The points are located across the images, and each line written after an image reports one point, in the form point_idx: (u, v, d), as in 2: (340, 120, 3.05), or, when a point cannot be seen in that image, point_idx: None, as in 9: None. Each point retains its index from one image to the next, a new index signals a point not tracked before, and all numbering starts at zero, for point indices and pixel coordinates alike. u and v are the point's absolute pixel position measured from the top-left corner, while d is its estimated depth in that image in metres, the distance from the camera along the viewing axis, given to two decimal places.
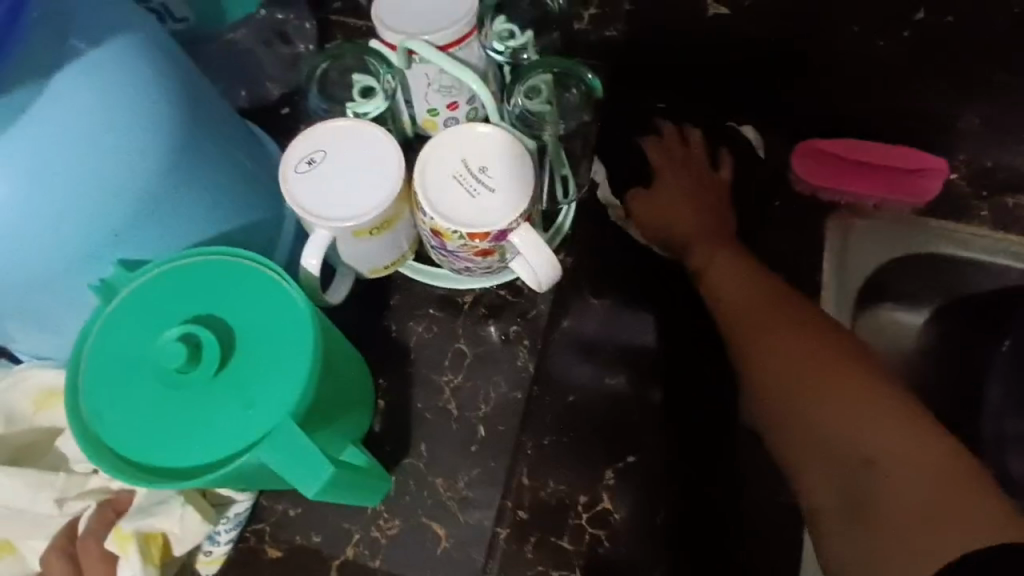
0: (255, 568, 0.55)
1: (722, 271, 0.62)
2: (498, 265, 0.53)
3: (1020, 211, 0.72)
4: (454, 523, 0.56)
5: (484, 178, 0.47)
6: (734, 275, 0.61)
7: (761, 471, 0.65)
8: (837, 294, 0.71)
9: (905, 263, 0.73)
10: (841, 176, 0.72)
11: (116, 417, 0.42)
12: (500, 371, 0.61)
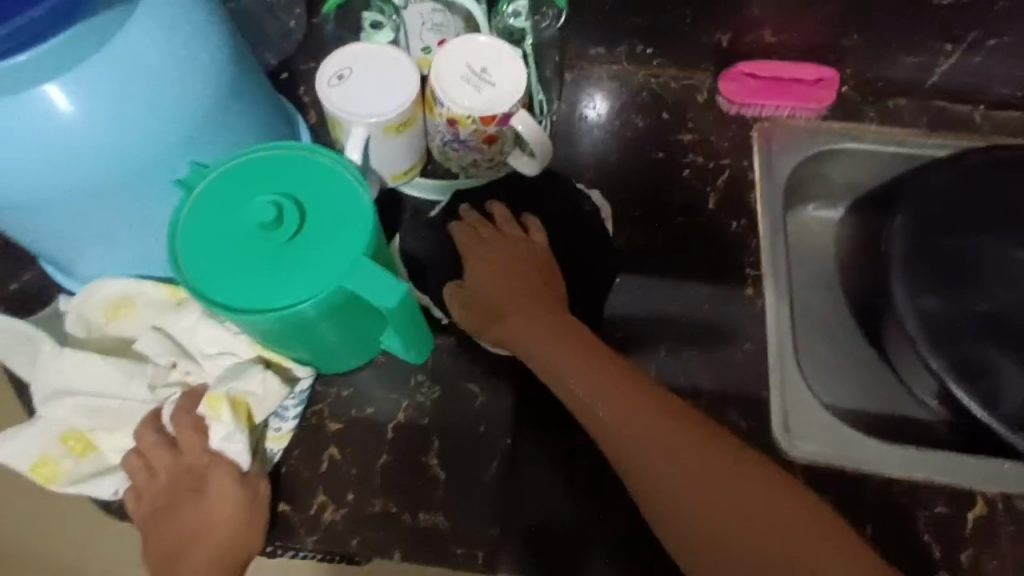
0: (320, 439, 0.62)
1: (498, 305, 0.63)
2: (499, 157, 0.64)
3: (901, 109, 0.89)
4: (487, 384, 0.65)
5: (486, 76, 0.58)
6: (482, 267, 0.64)
7: (730, 331, 0.78)
8: (766, 191, 0.86)
9: (817, 161, 0.90)
10: (757, 96, 0.88)
11: (212, 271, 0.50)
12: None
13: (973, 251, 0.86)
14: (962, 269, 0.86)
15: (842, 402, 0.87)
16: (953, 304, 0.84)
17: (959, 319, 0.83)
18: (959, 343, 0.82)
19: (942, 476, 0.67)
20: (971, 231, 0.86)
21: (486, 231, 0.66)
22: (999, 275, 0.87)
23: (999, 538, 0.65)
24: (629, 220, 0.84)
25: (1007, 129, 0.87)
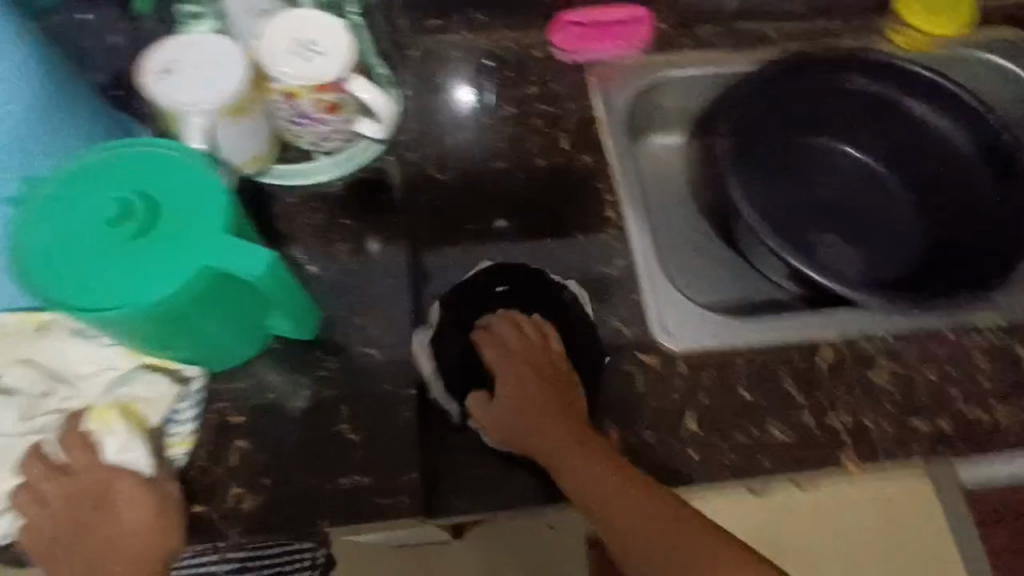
0: (226, 434, 0.62)
1: (518, 402, 0.65)
2: (348, 126, 0.67)
3: (710, 34, 1.00)
4: (383, 345, 0.67)
5: (314, 46, 0.60)
6: (512, 381, 0.66)
7: (602, 253, 0.83)
8: (608, 125, 0.94)
9: (650, 91, 0.99)
10: (585, 42, 0.97)
11: (67, 275, 0.49)
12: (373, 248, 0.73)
13: (788, 147, 1.02)
14: (782, 165, 1.02)
15: (715, 300, 0.97)
16: (779, 197, 1.00)
17: (788, 208, 1.00)
18: (788, 223, 0.99)
19: (794, 335, 0.77)
20: (783, 131, 1.01)
21: (510, 341, 0.68)
22: (813, 163, 1.02)
23: (845, 374, 0.75)
24: (493, 173, 0.89)
25: (797, 36, 1.01)
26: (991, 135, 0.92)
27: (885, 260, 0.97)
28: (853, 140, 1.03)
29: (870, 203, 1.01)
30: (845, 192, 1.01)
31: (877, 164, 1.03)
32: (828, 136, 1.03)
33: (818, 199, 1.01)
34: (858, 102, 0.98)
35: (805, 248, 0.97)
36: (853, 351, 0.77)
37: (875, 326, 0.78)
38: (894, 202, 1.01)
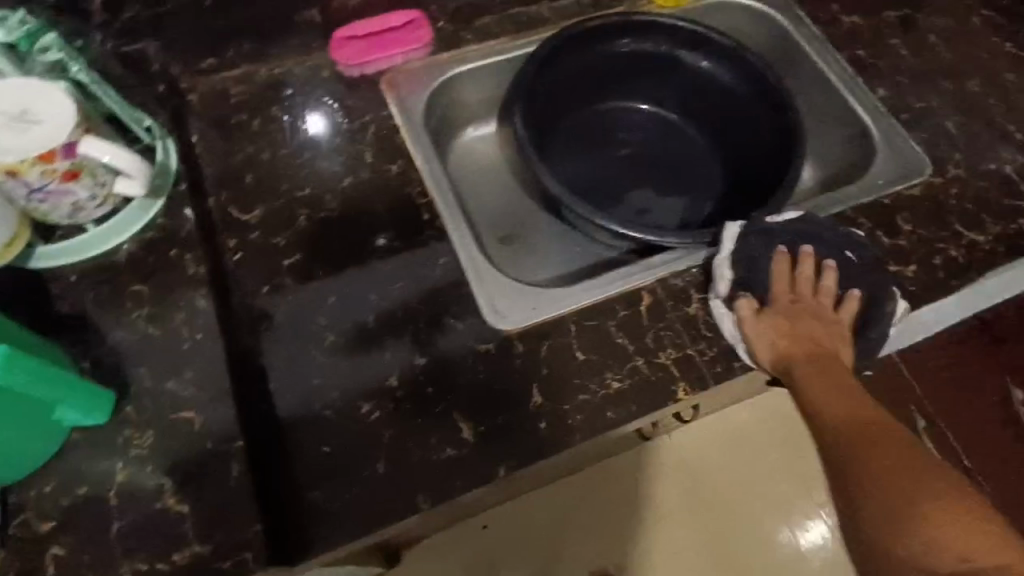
0: (36, 547, 0.57)
1: (810, 307, 0.80)
2: (102, 189, 0.63)
3: (489, 26, 1.05)
4: (200, 405, 0.63)
5: (26, 116, 0.57)
6: (778, 327, 0.78)
7: (424, 254, 0.84)
8: (410, 128, 0.94)
9: (445, 88, 1.02)
10: (368, 54, 0.97)
11: None
12: (180, 307, 0.69)
13: (583, 116, 1.11)
14: (583, 133, 1.11)
15: (552, 273, 1.01)
16: (588, 164, 1.09)
17: (598, 172, 1.09)
18: (601, 186, 1.08)
19: (613, 289, 0.82)
20: (575, 102, 1.10)
21: (797, 274, 0.82)
22: (610, 124, 1.12)
23: (666, 314, 0.81)
24: (302, 201, 0.87)
25: (569, 12, 1.07)
26: (754, 65, 1.01)
27: (691, 196, 1.09)
28: (642, 95, 1.12)
29: (668, 148, 1.12)
30: (644, 144, 1.12)
31: (667, 111, 1.13)
32: (618, 97, 1.12)
33: (623, 155, 1.11)
34: (634, 62, 1.07)
35: (620, 205, 1.07)
36: (669, 291, 0.83)
37: (684, 263, 0.85)
38: (687, 142, 1.13)
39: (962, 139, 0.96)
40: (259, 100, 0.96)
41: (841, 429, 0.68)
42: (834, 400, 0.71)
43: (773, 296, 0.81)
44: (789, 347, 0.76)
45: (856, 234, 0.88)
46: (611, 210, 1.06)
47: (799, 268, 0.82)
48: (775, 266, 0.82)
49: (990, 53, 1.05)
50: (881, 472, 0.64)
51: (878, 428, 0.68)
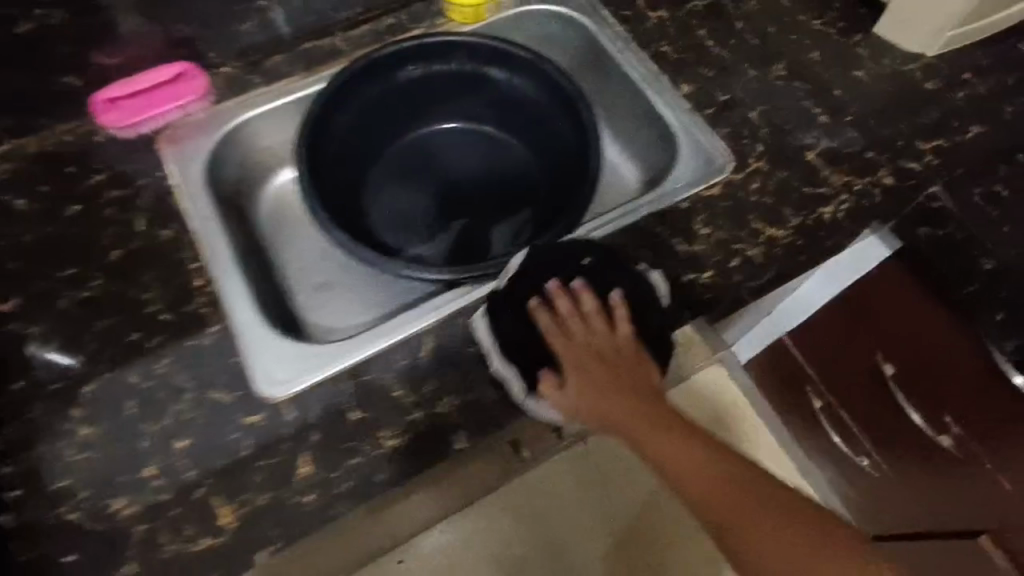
0: None
1: (598, 346, 0.73)
2: None
3: (279, 65, 1.00)
4: None
5: None
6: (571, 374, 0.72)
7: (192, 326, 0.79)
8: (186, 189, 0.89)
9: (234, 137, 0.97)
10: (138, 113, 0.92)
11: None
12: None
13: (394, 140, 1.08)
14: (397, 160, 1.08)
15: (372, 311, 0.98)
16: (405, 190, 1.06)
17: (416, 196, 1.06)
18: (421, 214, 1.05)
19: (408, 330, 0.79)
20: (383, 129, 1.05)
21: (559, 319, 0.75)
22: (424, 146, 1.09)
23: (449, 358, 0.77)
24: (65, 283, 0.82)
25: (363, 40, 1.02)
26: (554, 76, 0.98)
27: (514, 212, 1.06)
28: (451, 113, 1.09)
29: (487, 163, 1.09)
30: (460, 161, 1.08)
31: (482, 123, 1.10)
32: (429, 118, 1.09)
33: (439, 176, 1.08)
34: (433, 84, 1.04)
35: (441, 231, 1.04)
36: (454, 332, 0.79)
37: (473, 299, 0.81)
38: (507, 154, 1.09)
39: (765, 128, 0.93)
40: (24, 174, 0.90)
41: (700, 501, 0.69)
42: (689, 468, 0.69)
43: (561, 356, 0.73)
44: (588, 403, 0.71)
45: (652, 245, 0.84)
46: (430, 237, 1.04)
47: (542, 311, 0.75)
48: (533, 318, 0.75)
49: (797, 33, 1.02)
50: (744, 534, 0.67)
51: (728, 483, 0.69)
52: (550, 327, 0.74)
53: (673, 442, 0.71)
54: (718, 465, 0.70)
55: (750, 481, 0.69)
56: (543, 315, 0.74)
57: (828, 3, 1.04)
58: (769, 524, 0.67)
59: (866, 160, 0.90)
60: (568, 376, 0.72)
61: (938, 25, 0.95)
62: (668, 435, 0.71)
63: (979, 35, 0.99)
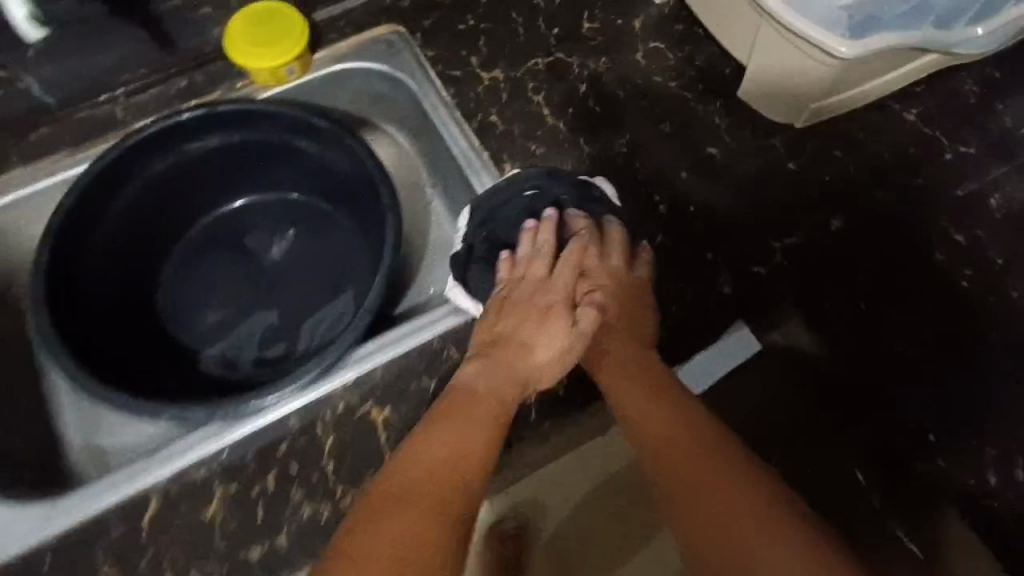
0: None
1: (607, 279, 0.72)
2: None
3: (46, 139, 0.86)
4: None
5: None
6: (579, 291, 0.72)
7: None
8: None
9: None
10: None
11: None
12: None
13: (188, 217, 0.94)
14: (196, 242, 0.94)
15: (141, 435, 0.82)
16: (204, 279, 0.93)
17: (216, 286, 0.93)
18: (222, 306, 0.92)
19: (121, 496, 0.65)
20: (173, 209, 0.91)
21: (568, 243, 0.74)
22: (226, 222, 0.96)
23: (173, 521, 0.64)
24: None
25: (147, 108, 0.89)
26: (356, 153, 0.84)
27: (327, 300, 0.93)
28: (251, 183, 0.95)
29: (297, 239, 0.96)
30: (266, 239, 0.95)
31: (289, 191, 0.97)
32: (226, 192, 0.95)
33: (244, 258, 0.94)
34: (224, 155, 0.90)
35: (242, 326, 0.91)
36: (187, 487, 0.66)
37: (215, 447, 0.67)
38: (322, 229, 0.96)
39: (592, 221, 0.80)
40: None
41: (660, 444, 0.60)
42: (655, 423, 0.62)
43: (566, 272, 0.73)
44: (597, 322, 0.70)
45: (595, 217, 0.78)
46: (229, 333, 0.91)
47: (545, 234, 0.75)
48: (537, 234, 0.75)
49: (649, 99, 0.89)
50: (706, 491, 0.56)
51: (693, 448, 0.59)
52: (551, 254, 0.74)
53: (633, 380, 0.66)
54: (684, 409, 0.62)
55: (720, 445, 0.59)
56: (547, 234, 0.74)
57: (689, 60, 0.91)
58: (741, 494, 0.56)
59: (705, 263, 0.78)
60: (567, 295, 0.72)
61: (800, 99, 0.82)
62: (633, 372, 0.67)
63: (856, 104, 0.85)
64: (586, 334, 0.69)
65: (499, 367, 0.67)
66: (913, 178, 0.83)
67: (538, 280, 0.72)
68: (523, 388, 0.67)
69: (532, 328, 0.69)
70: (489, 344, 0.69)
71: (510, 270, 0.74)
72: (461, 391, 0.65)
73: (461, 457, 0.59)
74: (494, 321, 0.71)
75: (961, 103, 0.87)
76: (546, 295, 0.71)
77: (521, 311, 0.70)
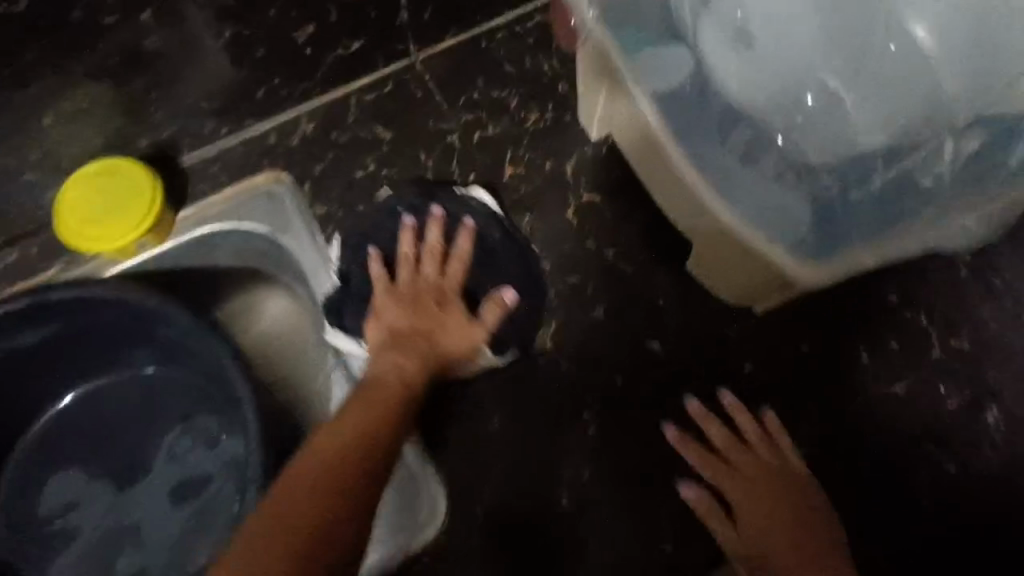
0: None
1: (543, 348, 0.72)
2: None
3: None
4: None
5: None
6: (455, 286, 0.70)
7: None
8: None
9: None
10: None
11: None
12: None
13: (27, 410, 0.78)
14: (37, 438, 0.78)
15: None
16: (47, 486, 0.77)
17: (63, 495, 0.77)
18: (73, 520, 0.76)
19: None
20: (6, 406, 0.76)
21: (432, 241, 0.72)
22: (74, 411, 0.79)
23: None
24: None
25: None
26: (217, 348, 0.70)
27: (202, 503, 0.77)
28: (100, 361, 0.79)
29: (160, 426, 0.79)
30: (121, 429, 0.79)
31: (145, 365, 0.80)
32: (72, 375, 0.79)
33: (96, 456, 0.78)
34: (57, 342, 0.75)
35: (99, 545, 0.76)
36: None
37: None
38: (190, 411, 0.79)
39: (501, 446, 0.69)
40: None
41: None
42: None
43: (442, 281, 0.71)
44: (474, 326, 0.68)
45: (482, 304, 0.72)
46: (85, 555, 0.75)
47: (410, 242, 0.73)
48: (402, 239, 0.73)
49: (579, 272, 0.75)
50: None
51: None
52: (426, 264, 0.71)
53: (798, 550, 0.62)
54: None
55: None
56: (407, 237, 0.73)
57: (627, 219, 0.76)
58: None
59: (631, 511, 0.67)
60: (450, 303, 0.69)
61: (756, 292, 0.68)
62: (793, 541, 0.63)
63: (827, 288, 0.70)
64: (487, 326, 0.68)
65: (399, 352, 0.66)
66: (894, 383, 0.70)
67: (435, 270, 0.71)
68: (433, 369, 0.67)
69: (431, 320, 0.68)
70: (393, 338, 0.68)
71: (401, 266, 0.72)
72: (365, 377, 0.65)
73: (360, 440, 0.58)
74: (395, 309, 0.69)
75: (956, 283, 0.72)
76: (442, 285, 0.70)
77: (419, 300, 0.69)
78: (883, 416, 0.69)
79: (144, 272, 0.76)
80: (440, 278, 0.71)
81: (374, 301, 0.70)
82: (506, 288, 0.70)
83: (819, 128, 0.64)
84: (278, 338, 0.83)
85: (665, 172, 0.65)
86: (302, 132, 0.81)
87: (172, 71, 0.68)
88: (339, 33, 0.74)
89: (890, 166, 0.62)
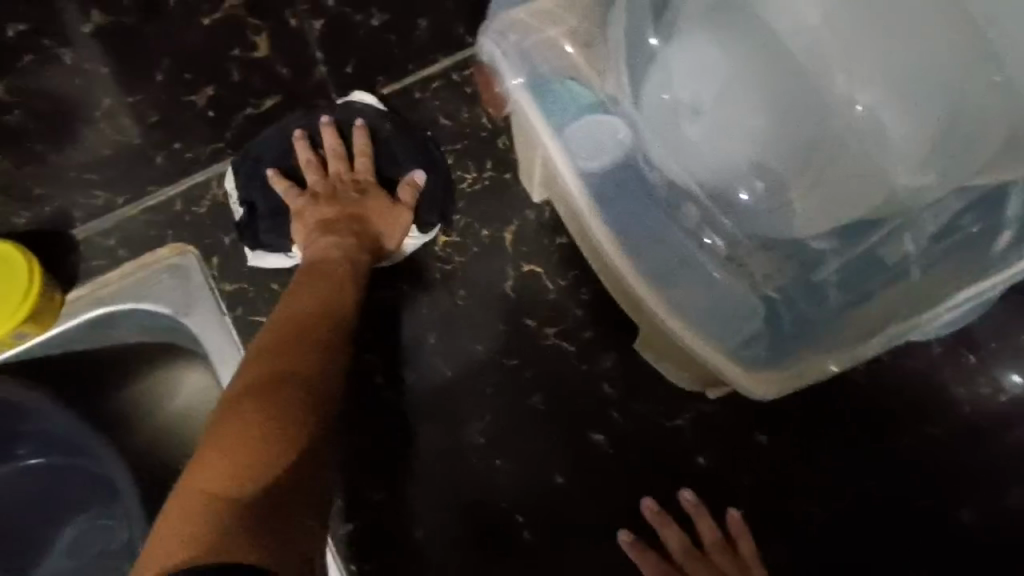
0: None
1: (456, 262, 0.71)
2: None
3: None
4: None
5: None
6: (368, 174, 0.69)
7: None
8: None
9: None
10: None
11: None
12: None
13: None
14: None
15: None
16: None
17: None
18: None
19: None
20: None
21: (333, 149, 0.70)
22: None
23: None
24: None
25: None
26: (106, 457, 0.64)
27: None
28: None
29: (56, 520, 0.72)
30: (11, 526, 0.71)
31: (32, 456, 0.71)
32: None
33: None
34: None
35: None
36: None
37: None
38: (89, 503, 0.72)
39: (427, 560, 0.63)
40: None
41: None
42: None
43: (356, 175, 0.69)
44: (394, 206, 0.67)
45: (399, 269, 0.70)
46: None
47: (305, 150, 0.69)
48: (295, 149, 0.70)
49: (517, 354, 0.68)
50: None
51: None
52: (332, 162, 0.69)
53: None
54: None
55: None
56: (303, 146, 0.69)
57: (570, 294, 0.70)
58: None
59: None
60: (369, 192, 0.68)
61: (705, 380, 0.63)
62: None
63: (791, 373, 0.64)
64: (410, 207, 0.68)
65: (330, 238, 0.65)
66: (856, 478, 0.64)
67: (342, 167, 0.69)
68: (369, 250, 0.66)
69: (352, 205, 0.67)
70: (320, 225, 0.66)
71: (308, 170, 0.69)
72: (307, 262, 0.64)
73: (280, 351, 0.56)
74: (317, 208, 0.67)
75: (921, 364, 0.67)
76: (354, 177, 0.69)
77: (337, 193, 0.68)
78: (843, 516, 0.63)
79: (41, 364, 0.70)
80: (349, 172, 0.69)
81: (293, 209, 0.67)
82: (415, 170, 0.69)
83: (756, 219, 0.57)
84: (205, 409, 0.74)
85: (601, 259, 0.59)
86: (211, 197, 0.72)
87: (45, 148, 0.60)
88: (242, 94, 0.66)
89: (856, 244, 0.54)
